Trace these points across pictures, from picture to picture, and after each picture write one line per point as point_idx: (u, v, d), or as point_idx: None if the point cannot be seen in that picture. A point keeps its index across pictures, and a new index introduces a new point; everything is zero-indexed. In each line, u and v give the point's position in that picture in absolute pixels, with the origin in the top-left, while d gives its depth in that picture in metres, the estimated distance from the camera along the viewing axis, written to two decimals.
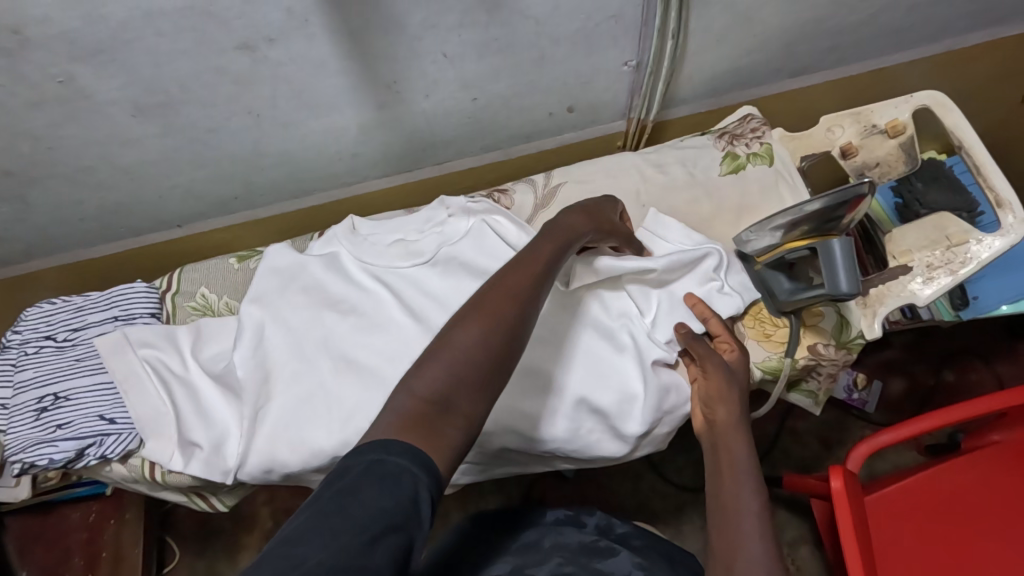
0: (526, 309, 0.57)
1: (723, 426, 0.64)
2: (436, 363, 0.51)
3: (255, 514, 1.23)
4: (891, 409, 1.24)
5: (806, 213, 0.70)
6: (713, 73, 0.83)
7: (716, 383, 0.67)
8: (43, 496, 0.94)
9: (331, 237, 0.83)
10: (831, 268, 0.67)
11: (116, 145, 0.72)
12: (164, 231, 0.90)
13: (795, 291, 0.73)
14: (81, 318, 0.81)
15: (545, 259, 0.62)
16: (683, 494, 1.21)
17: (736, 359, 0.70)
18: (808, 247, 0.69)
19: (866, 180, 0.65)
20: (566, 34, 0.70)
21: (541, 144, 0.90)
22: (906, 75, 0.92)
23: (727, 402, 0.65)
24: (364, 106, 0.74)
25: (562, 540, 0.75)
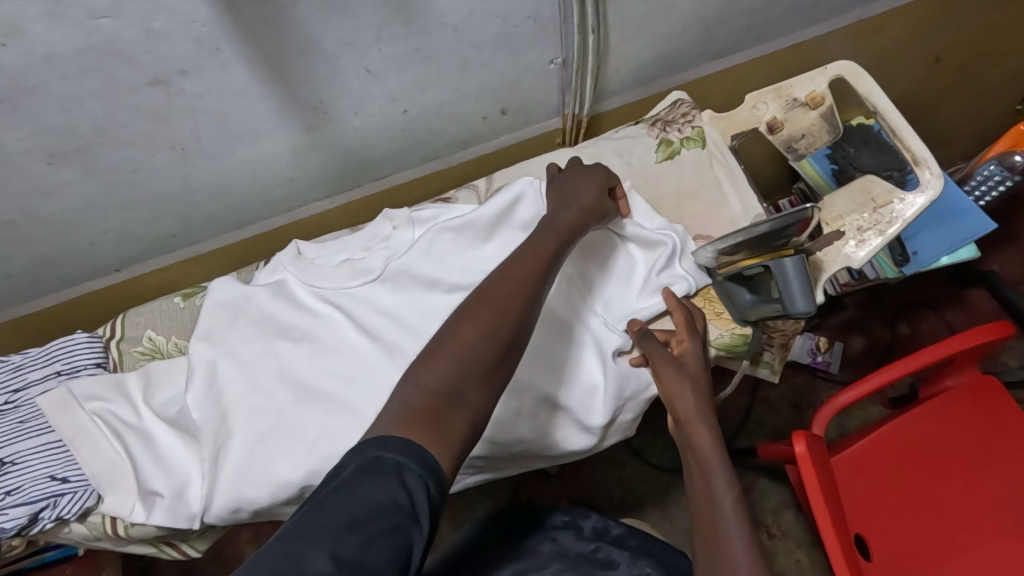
0: (533, 297, 0.59)
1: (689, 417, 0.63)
2: (444, 355, 0.53)
3: (240, 554, 1.20)
4: (853, 367, 1.28)
5: (756, 234, 0.67)
6: (638, 63, 0.85)
7: (676, 387, 0.65)
8: (8, 568, 0.90)
9: (277, 265, 0.81)
10: (788, 288, 0.67)
11: (34, 197, 0.69)
12: (102, 278, 0.88)
13: (757, 302, 0.71)
14: (21, 377, 0.78)
15: (551, 249, 0.63)
16: (666, 476, 1.23)
17: (692, 354, 0.68)
18: (762, 265, 0.68)
19: (811, 204, 0.64)
20: (486, 38, 0.71)
21: (481, 148, 0.91)
22: (824, 48, 0.96)
23: (685, 392, 0.64)
24: (292, 129, 0.73)
25: (559, 548, 0.76)
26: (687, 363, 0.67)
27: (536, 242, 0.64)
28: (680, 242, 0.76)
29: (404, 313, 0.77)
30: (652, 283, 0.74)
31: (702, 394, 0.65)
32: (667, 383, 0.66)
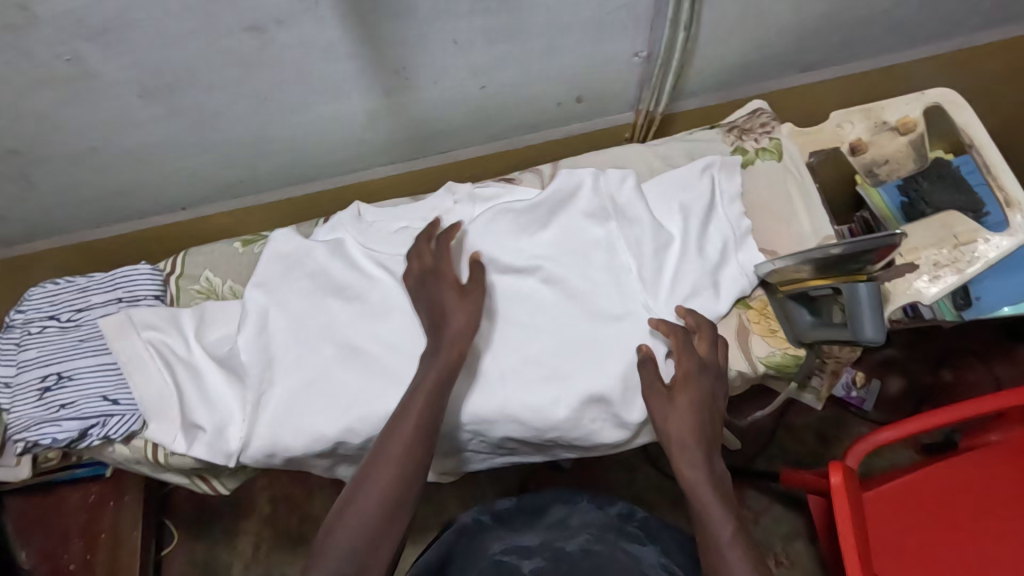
0: (416, 464, 0.63)
1: (680, 457, 0.65)
2: (347, 519, 0.61)
3: (252, 499, 1.32)
4: (888, 406, 1.25)
5: (827, 255, 0.64)
6: (722, 66, 0.82)
7: (669, 422, 0.66)
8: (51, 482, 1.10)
9: (337, 223, 0.82)
10: (857, 314, 0.62)
11: (122, 128, 0.72)
12: (169, 214, 0.91)
13: (815, 325, 0.69)
14: (85, 299, 0.81)
15: (426, 413, 0.65)
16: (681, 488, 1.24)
17: (685, 379, 0.67)
18: (832, 286, 0.65)
19: (899, 230, 0.57)
20: (575, 23, 0.69)
21: (549, 134, 0.90)
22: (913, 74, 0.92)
23: (683, 437, 0.65)
24: (371, 90, 0.73)
25: (587, 519, 0.77)
26: (678, 409, 0.66)
27: (410, 405, 0.65)
28: (736, 237, 0.75)
29: None
30: (704, 263, 0.74)
31: (701, 441, 0.65)
32: (664, 433, 0.66)
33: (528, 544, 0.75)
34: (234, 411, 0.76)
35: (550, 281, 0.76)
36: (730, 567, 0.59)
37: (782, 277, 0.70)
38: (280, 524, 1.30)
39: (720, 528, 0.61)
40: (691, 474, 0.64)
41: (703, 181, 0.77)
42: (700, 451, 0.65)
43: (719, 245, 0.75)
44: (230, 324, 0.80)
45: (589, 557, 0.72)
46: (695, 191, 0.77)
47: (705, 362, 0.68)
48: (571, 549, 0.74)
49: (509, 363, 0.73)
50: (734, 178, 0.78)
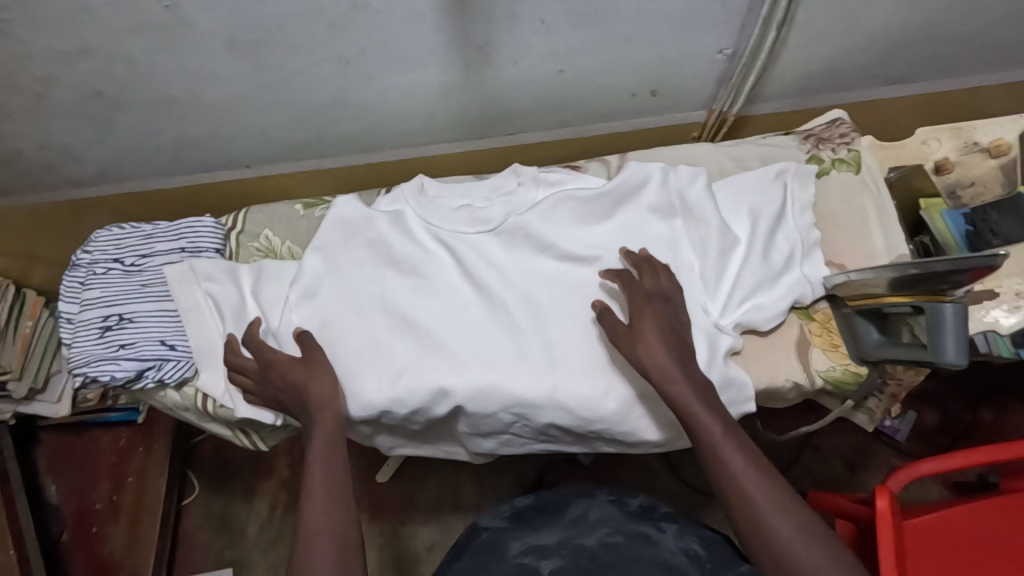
0: (340, 506, 0.62)
1: (662, 375, 0.63)
2: None
3: (273, 462, 1.33)
4: (922, 439, 1.21)
5: (908, 273, 0.61)
6: (806, 71, 0.80)
7: (636, 347, 0.65)
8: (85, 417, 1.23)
9: (399, 195, 0.81)
10: (937, 335, 0.59)
11: (204, 80, 0.73)
12: (233, 170, 0.92)
13: (883, 344, 0.66)
14: (149, 245, 0.83)
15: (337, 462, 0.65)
16: (698, 497, 1.25)
17: (641, 305, 0.67)
18: (912, 305, 0.61)
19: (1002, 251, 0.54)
20: (666, 14, 0.68)
21: (617, 125, 0.88)
22: (994, 98, 0.90)
23: (659, 355, 0.64)
24: (451, 65, 0.73)
25: (606, 514, 0.75)
26: (644, 336, 0.65)
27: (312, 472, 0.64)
28: (804, 247, 0.73)
29: (511, 268, 0.77)
30: (770, 269, 0.72)
31: (680, 359, 0.64)
32: (641, 364, 0.65)
33: (547, 542, 0.72)
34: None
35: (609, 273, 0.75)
36: (735, 468, 0.59)
37: (851, 291, 0.68)
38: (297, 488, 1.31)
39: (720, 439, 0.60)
40: (679, 393, 0.62)
41: (776, 187, 0.75)
42: (679, 367, 0.63)
43: (786, 253, 0.72)
44: (278, 287, 0.79)
45: (607, 551, 0.70)
46: (767, 197, 0.75)
47: (652, 292, 0.68)
48: (591, 543, 0.71)
49: (562, 350, 0.72)
50: (809, 187, 0.76)
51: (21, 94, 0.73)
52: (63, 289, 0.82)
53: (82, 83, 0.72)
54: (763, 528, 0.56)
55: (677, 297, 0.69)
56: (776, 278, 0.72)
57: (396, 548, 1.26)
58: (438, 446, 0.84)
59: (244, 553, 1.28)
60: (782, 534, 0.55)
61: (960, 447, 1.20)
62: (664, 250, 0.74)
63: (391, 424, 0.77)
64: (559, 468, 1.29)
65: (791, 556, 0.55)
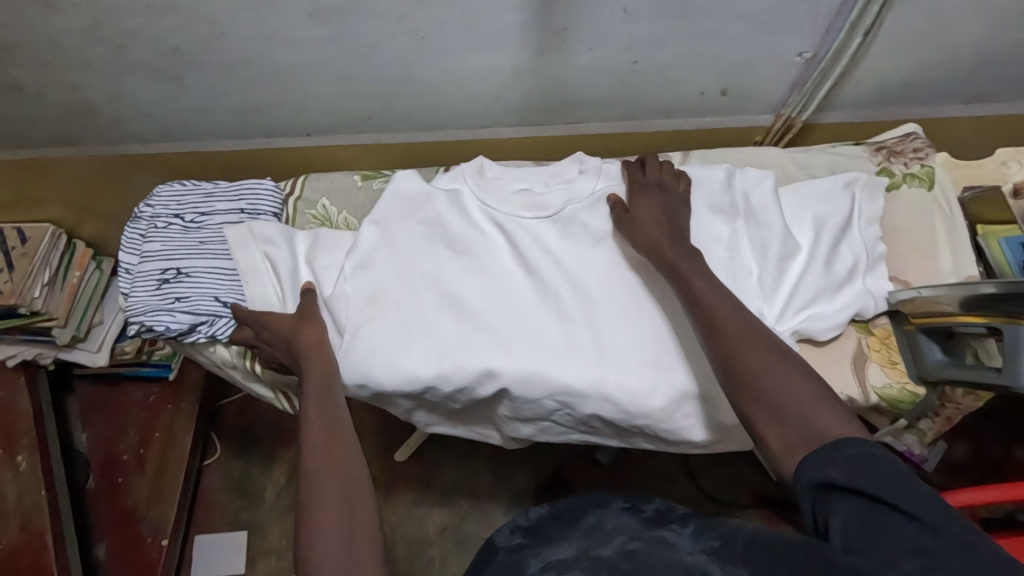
0: (339, 430, 0.62)
1: (662, 251, 0.67)
2: (320, 500, 0.56)
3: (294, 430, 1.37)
4: (950, 471, 1.19)
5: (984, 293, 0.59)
6: (882, 82, 0.79)
7: (635, 230, 0.70)
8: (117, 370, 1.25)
9: (458, 174, 0.81)
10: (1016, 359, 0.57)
11: (281, 44, 0.74)
12: (293, 138, 0.93)
13: (947, 364, 0.65)
14: (209, 204, 0.84)
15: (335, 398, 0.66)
16: (714, 507, 1.24)
17: (640, 200, 0.72)
18: (988, 325, 0.60)
19: None
20: (751, 11, 0.67)
21: (681, 123, 0.87)
22: None
23: (654, 236, 0.68)
24: (525, 47, 0.73)
25: (624, 524, 0.66)
26: (641, 219, 0.70)
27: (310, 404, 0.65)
28: (869, 260, 0.72)
29: (564, 255, 0.77)
30: (834, 279, 0.70)
31: (670, 235, 0.68)
32: (637, 243, 0.70)
33: (563, 557, 0.56)
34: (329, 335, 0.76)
35: None
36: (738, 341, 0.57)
37: (917, 307, 0.66)
38: None
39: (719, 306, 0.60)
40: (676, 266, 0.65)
41: (842, 197, 0.74)
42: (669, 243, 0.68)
43: (849, 264, 0.71)
44: (326, 256, 0.79)
45: (628, 558, 0.51)
46: (834, 206, 0.73)
47: (648, 182, 0.74)
48: (609, 554, 0.53)
49: (612, 343, 0.72)
50: (877, 200, 0.74)
51: (103, 45, 0.75)
52: (124, 240, 0.83)
53: (162, 39, 0.73)
54: (759, 385, 0.54)
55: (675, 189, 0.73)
56: (838, 289, 0.70)
57: (407, 528, 1.27)
58: (472, 428, 0.84)
59: (259, 517, 1.30)
60: (779, 391, 0.53)
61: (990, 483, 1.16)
62: (723, 249, 0.71)
63: (431, 401, 0.78)
64: (577, 465, 1.29)
65: (783, 404, 0.52)
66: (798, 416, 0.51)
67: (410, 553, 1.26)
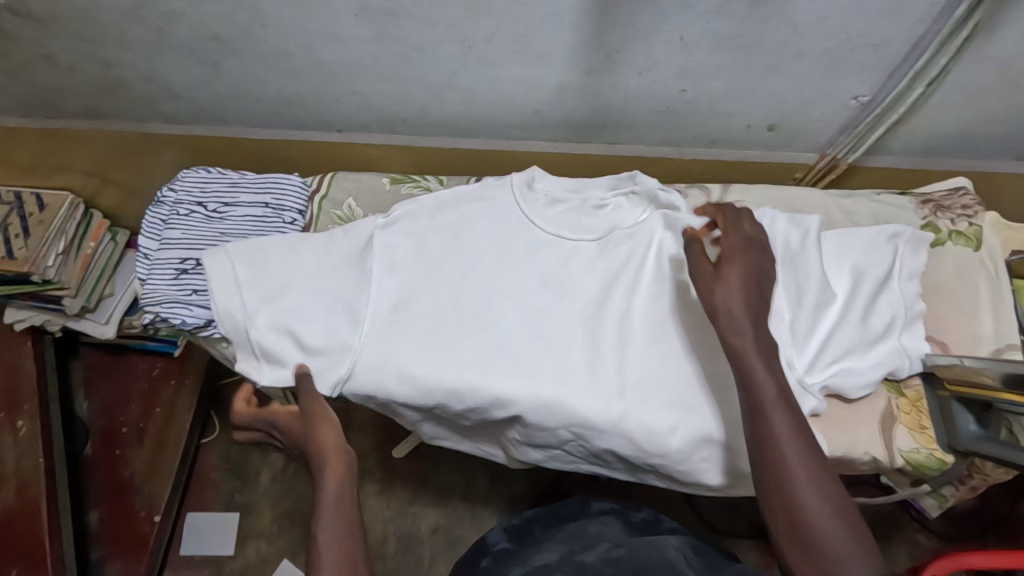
0: (339, 528, 0.60)
1: (734, 338, 0.58)
2: None
3: None
4: (953, 522, 1.17)
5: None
6: (938, 132, 0.76)
7: (711, 293, 0.60)
8: (125, 342, 1.23)
9: (506, 182, 0.79)
10: None
11: (324, 41, 0.71)
12: (325, 132, 0.91)
13: (981, 438, 0.63)
14: (234, 194, 0.83)
15: (330, 488, 0.63)
16: (710, 534, 1.22)
17: (725, 252, 0.62)
18: None
19: None
20: (815, 50, 0.65)
21: (722, 153, 0.85)
22: None
23: (734, 312, 0.58)
24: (573, 66, 0.70)
25: (608, 530, 0.77)
26: (721, 281, 0.60)
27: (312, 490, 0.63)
28: (909, 317, 0.69)
29: (590, 282, 0.74)
30: (871, 333, 0.68)
31: (754, 316, 0.58)
32: (707, 305, 0.60)
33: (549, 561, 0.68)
34: (294, 339, 0.74)
35: (693, 306, 0.73)
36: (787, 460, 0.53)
37: (955, 374, 0.64)
38: None
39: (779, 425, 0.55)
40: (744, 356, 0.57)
41: (885, 250, 0.71)
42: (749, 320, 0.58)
43: (886, 321, 0.68)
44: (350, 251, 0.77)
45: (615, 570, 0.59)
46: (875, 257, 0.70)
47: (751, 239, 0.63)
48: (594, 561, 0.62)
49: (634, 378, 0.70)
50: (920, 256, 0.71)
51: (143, 25, 0.73)
52: (145, 223, 0.82)
53: (204, 25, 0.71)
54: (789, 506, 0.52)
55: (773, 253, 0.63)
56: (874, 346, 0.68)
57: (400, 525, 1.26)
58: (478, 444, 0.83)
59: (254, 499, 1.30)
60: (819, 518, 0.51)
61: (990, 539, 1.15)
62: (757, 292, 0.69)
63: (441, 416, 0.76)
64: (577, 480, 1.28)
65: (818, 537, 0.51)
66: (825, 552, 0.50)
67: (402, 550, 1.25)
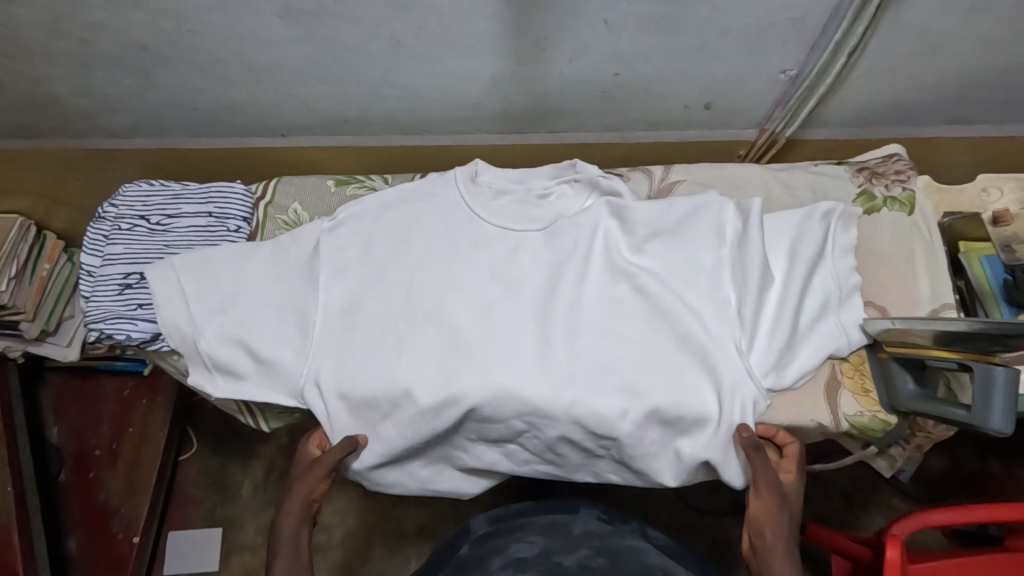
0: None
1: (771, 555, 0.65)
2: None
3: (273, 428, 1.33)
4: (927, 485, 1.19)
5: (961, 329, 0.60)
6: (868, 102, 0.78)
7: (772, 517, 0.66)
8: (89, 364, 1.19)
9: (451, 176, 0.78)
10: (986, 397, 0.58)
11: (252, 44, 0.71)
12: (268, 137, 0.90)
13: (918, 396, 0.65)
14: (176, 206, 0.82)
15: None
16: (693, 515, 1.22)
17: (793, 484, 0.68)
18: (960, 362, 0.61)
19: None
20: (738, 27, 0.66)
21: (665, 134, 0.86)
22: None
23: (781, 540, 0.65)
24: (505, 57, 0.71)
25: (590, 528, 0.80)
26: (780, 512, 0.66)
27: None
28: (846, 290, 0.71)
29: (536, 273, 0.74)
30: (805, 306, 0.70)
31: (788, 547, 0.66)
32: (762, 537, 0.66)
33: (525, 555, 0.79)
34: (247, 351, 0.75)
35: (642, 292, 0.72)
36: None
37: (891, 337, 0.66)
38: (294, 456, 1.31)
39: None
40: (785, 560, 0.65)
41: (818, 228, 0.72)
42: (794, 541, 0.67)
43: (819, 302, 0.70)
44: (298, 256, 0.77)
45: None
46: (809, 236, 0.71)
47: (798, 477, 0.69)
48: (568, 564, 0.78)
49: (585, 365, 0.71)
50: (850, 231, 0.73)
51: (66, 38, 0.71)
52: (87, 241, 0.81)
53: (128, 34, 0.70)
54: None
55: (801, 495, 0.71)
56: (812, 317, 0.70)
57: (384, 529, 1.25)
58: None
59: (236, 513, 1.29)
60: None
61: (961, 498, 1.17)
62: (705, 275, 0.70)
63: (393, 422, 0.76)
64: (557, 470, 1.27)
65: None
66: None
67: (388, 553, 1.24)
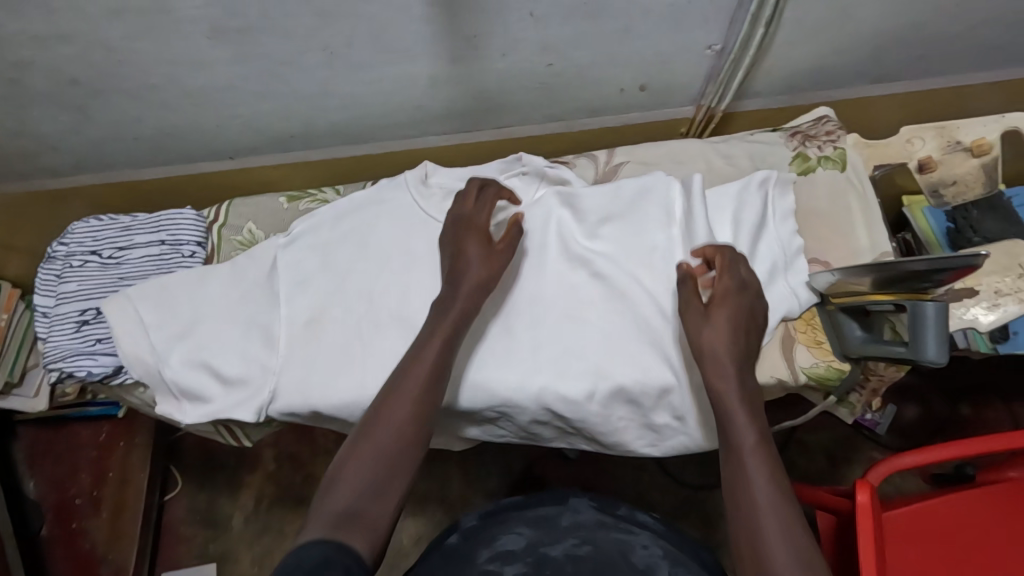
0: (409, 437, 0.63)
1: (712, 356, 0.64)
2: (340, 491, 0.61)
3: (257, 456, 1.32)
4: (904, 435, 1.23)
5: (895, 270, 0.63)
6: (792, 70, 0.82)
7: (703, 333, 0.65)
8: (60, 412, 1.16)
9: (402, 181, 0.80)
10: (920, 333, 0.61)
11: (186, 67, 0.71)
12: (216, 161, 0.90)
13: (865, 341, 0.69)
14: (128, 238, 0.81)
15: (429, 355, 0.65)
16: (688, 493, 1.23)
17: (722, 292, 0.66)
18: (896, 303, 0.64)
19: (982, 252, 0.56)
20: (658, 7, 0.68)
21: (607, 119, 0.88)
22: (976, 95, 0.91)
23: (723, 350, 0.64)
24: (439, 57, 0.72)
25: (579, 519, 0.79)
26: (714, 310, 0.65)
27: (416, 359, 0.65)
28: (791, 252, 0.73)
29: None
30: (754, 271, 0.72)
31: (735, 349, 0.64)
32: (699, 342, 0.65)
33: (512, 548, 0.77)
34: (211, 373, 0.74)
35: (599, 276, 0.74)
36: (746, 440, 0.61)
37: (837, 288, 0.70)
38: (281, 480, 1.30)
39: (761, 496, 0.58)
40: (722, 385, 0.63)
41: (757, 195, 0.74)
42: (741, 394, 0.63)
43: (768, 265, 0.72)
44: (256, 275, 0.77)
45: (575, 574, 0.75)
46: (749, 207, 0.74)
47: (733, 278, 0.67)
48: (557, 554, 0.77)
49: (550, 353, 0.72)
50: (788, 195, 0.75)
51: None
52: (39, 282, 0.81)
53: (58, 70, 0.70)
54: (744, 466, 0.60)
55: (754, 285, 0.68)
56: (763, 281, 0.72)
57: None
58: None
59: (228, 546, 1.26)
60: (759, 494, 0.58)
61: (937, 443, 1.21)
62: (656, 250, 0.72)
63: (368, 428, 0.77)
64: (547, 463, 1.27)
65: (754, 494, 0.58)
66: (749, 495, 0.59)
67: (387, 568, 1.22)
